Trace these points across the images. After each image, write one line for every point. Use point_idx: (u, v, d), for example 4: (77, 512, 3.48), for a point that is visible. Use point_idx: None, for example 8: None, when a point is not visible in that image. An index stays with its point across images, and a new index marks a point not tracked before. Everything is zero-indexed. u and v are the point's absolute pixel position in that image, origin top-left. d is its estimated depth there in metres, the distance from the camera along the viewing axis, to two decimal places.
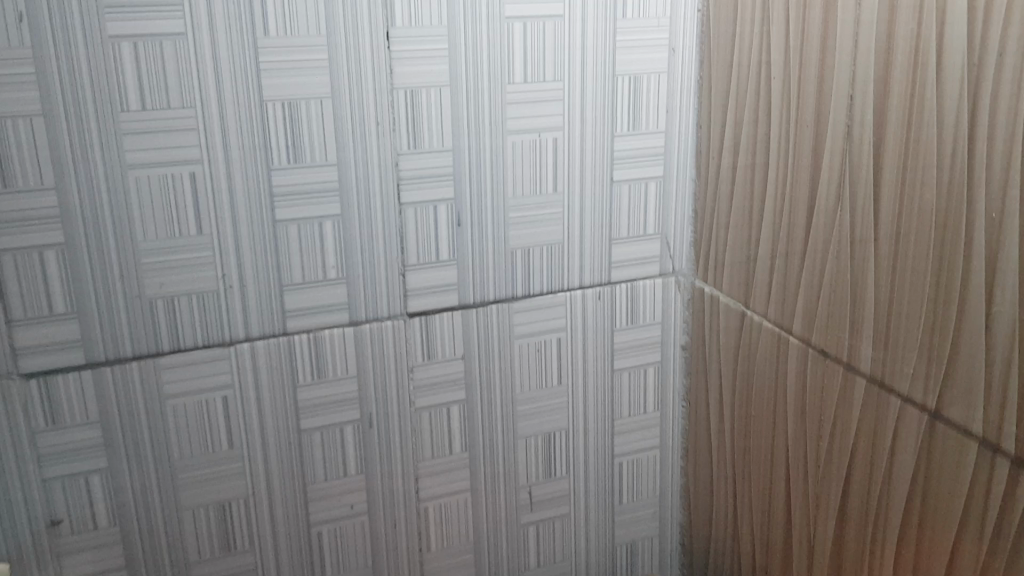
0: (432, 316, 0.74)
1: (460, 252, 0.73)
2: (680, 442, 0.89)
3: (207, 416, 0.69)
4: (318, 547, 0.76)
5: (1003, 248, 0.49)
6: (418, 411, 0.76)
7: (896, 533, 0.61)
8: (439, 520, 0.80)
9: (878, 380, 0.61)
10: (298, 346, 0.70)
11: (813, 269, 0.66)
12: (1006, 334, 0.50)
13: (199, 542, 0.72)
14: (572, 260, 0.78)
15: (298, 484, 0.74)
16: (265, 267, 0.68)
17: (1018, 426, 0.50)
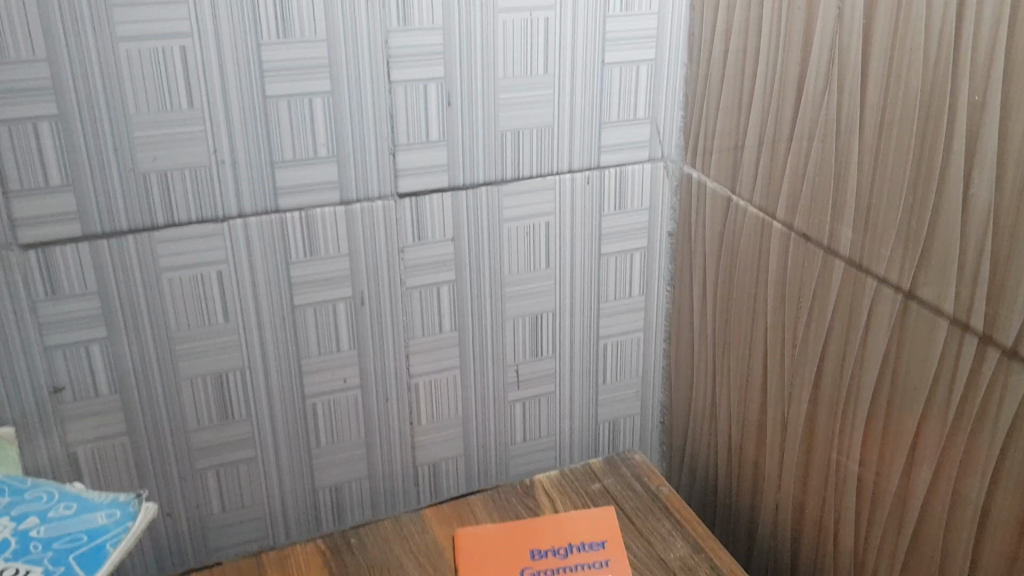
0: (422, 196, 0.75)
1: (450, 133, 0.74)
2: (665, 326, 0.92)
3: (203, 290, 0.71)
4: (313, 419, 0.79)
5: (983, 135, 0.50)
6: (408, 290, 0.78)
7: (865, 409, 0.64)
8: (429, 394, 0.83)
9: (856, 266, 0.62)
10: (290, 224, 0.71)
11: (798, 158, 0.66)
12: (981, 220, 0.51)
13: (197, 411, 0.75)
14: (562, 144, 0.78)
15: (293, 358, 0.76)
16: (257, 144, 0.68)
17: (987, 309, 0.52)
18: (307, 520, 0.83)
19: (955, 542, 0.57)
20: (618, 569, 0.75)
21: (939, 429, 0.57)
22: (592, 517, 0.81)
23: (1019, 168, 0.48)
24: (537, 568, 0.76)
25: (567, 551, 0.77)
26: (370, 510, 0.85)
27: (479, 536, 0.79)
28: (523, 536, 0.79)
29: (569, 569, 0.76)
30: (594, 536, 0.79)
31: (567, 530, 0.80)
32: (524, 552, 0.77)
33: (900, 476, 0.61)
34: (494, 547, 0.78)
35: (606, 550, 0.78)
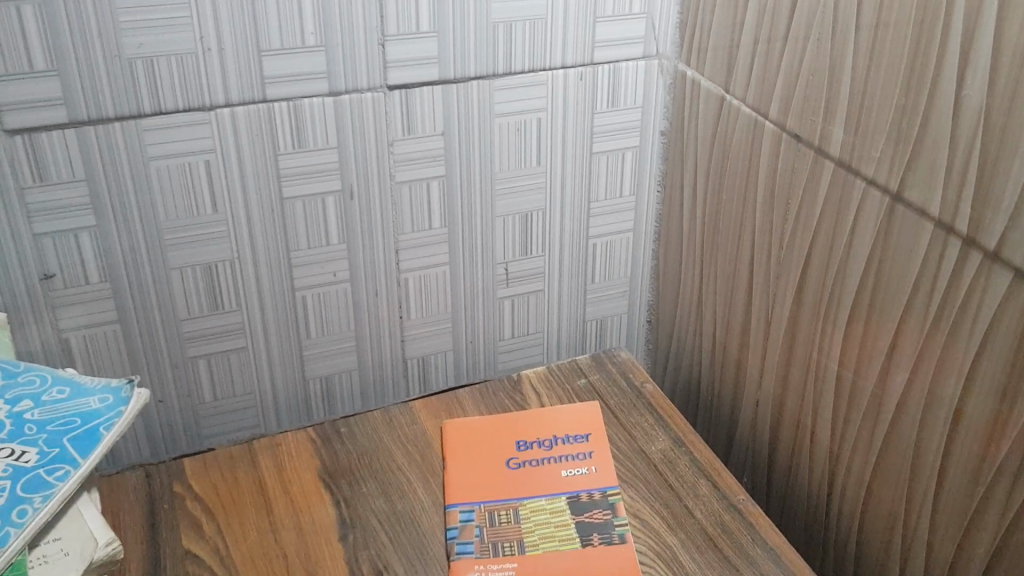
0: (413, 89, 0.74)
1: (441, 23, 0.73)
2: (654, 226, 0.92)
3: (192, 180, 0.71)
4: (303, 310, 0.80)
5: (979, 36, 0.49)
6: (398, 185, 0.78)
7: (847, 310, 0.65)
8: (419, 289, 0.84)
9: (845, 167, 0.62)
10: (278, 114, 0.71)
11: (793, 57, 0.66)
12: (971, 122, 0.51)
13: (187, 300, 0.75)
14: (555, 38, 0.77)
15: (282, 250, 0.76)
16: (244, 31, 0.67)
17: (972, 211, 0.52)
18: (297, 410, 0.84)
19: (928, 438, 0.59)
20: (601, 461, 0.78)
21: (919, 329, 0.58)
22: (578, 412, 0.83)
23: (1011, 68, 0.48)
24: (522, 459, 0.78)
25: (552, 444, 0.79)
26: (360, 401, 0.87)
27: (466, 429, 0.81)
28: (509, 430, 0.81)
29: (553, 460, 0.78)
30: (579, 430, 0.81)
31: (553, 425, 0.81)
32: (510, 444, 0.79)
33: (878, 375, 0.63)
34: (481, 439, 0.80)
35: (589, 443, 0.79)
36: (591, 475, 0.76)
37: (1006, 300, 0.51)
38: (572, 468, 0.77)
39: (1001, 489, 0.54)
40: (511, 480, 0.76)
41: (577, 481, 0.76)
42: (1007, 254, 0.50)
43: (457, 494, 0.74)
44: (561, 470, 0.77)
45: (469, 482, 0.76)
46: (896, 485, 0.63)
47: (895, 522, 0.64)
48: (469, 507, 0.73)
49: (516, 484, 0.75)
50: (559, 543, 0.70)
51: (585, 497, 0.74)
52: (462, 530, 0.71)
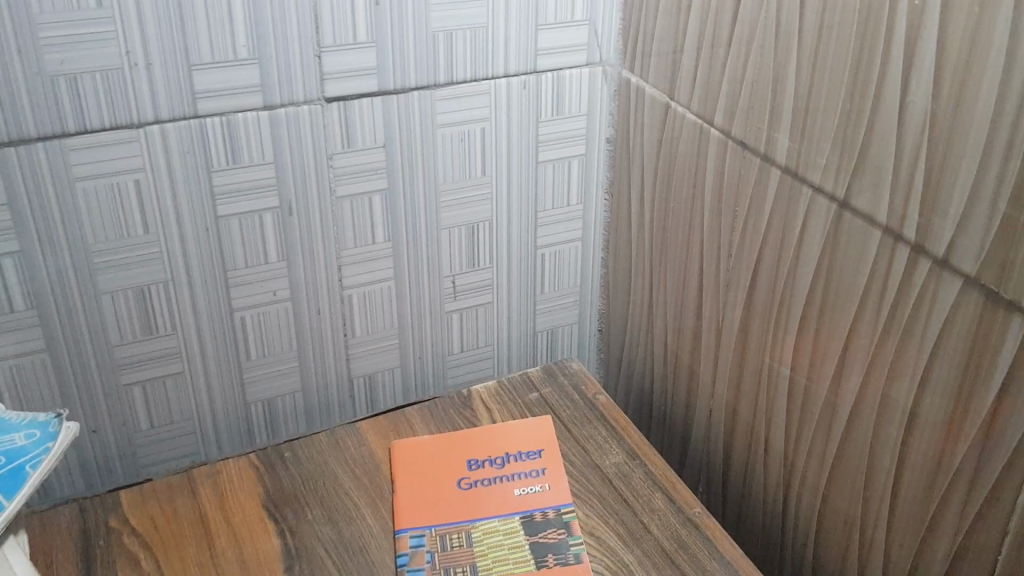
0: (351, 101, 0.72)
1: (379, 33, 0.70)
2: (603, 234, 0.91)
3: (120, 200, 0.68)
4: (242, 332, 0.77)
5: (922, 40, 0.49)
6: (339, 200, 0.76)
7: (798, 318, 0.64)
8: (363, 306, 0.81)
9: (792, 174, 0.61)
10: (211, 130, 0.68)
11: (737, 63, 0.65)
12: (917, 128, 0.50)
13: (119, 325, 0.72)
14: (497, 47, 0.76)
15: (218, 270, 0.74)
16: (171, 45, 0.64)
17: (920, 217, 0.51)
18: (239, 434, 0.82)
19: (882, 447, 0.58)
20: (555, 478, 0.76)
21: (869, 337, 0.57)
22: (530, 426, 0.81)
23: (956, 72, 0.47)
24: (475, 478, 0.76)
25: (505, 462, 0.77)
26: (305, 423, 0.84)
27: (416, 449, 0.79)
28: (461, 448, 0.79)
29: (506, 478, 0.76)
30: (532, 446, 0.79)
31: (505, 440, 0.80)
32: (462, 463, 0.77)
33: (831, 383, 0.62)
34: (432, 459, 0.78)
35: (543, 459, 0.78)
36: (545, 492, 0.74)
37: (957, 306, 0.50)
38: (526, 486, 0.75)
39: (956, 498, 0.53)
40: (463, 500, 0.74)
41: (531, 499, 0.74)
42: (956, 261, 0.49)
43: (407, 517, 0.72)
44: (515, 488, 0.75)
45: (420, 505, 0.73)
46: (852, 494, 0.62)
47: (851, 532, 0.63)
48: (420, 532, 0.71)
49: (469, 505, 0.73)
50: (513, 566, 0.68)
51: (539, 516, 0.72)
52: (413, 556, 0.69)
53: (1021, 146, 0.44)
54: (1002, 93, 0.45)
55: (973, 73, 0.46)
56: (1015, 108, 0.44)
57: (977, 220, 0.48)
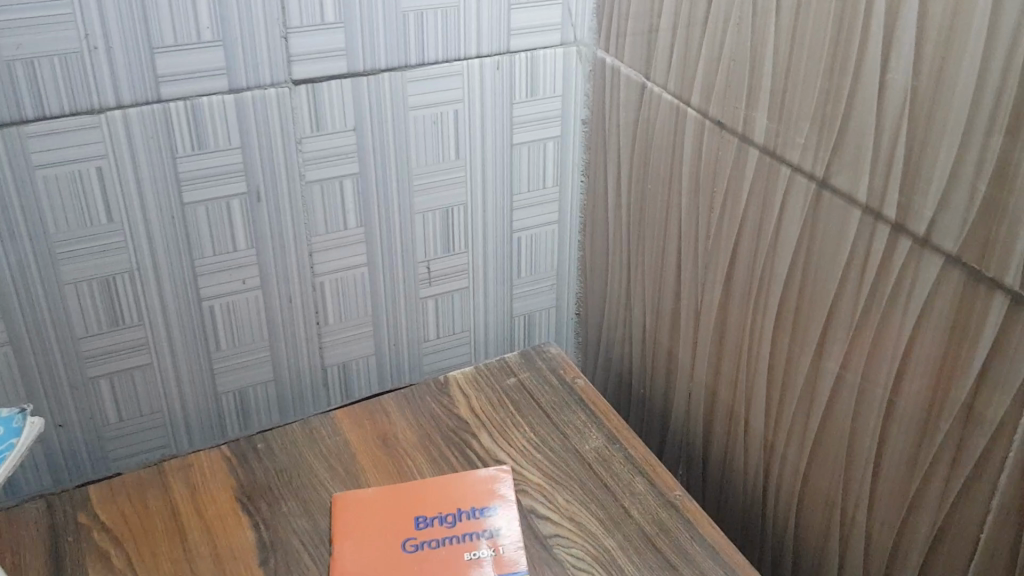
0: (320, 84, 0.70)
1: (347, 14, 0.69)
2: (579, 217, 0.89)
3: (82, 188, 0.66)
4: (212, 321, 0.75)
5: (902, 15, 0.48)
6: (309, 185, 0.74)
7: (777, 300, 0.63)
8: (336, 293, 0.80)
9: (770, 154, 0.60)
10: (175, 115, 0.66)
11: (713, 41, 0.63)
12: (897, 105, 0.49)
13: (85, 317, 0.70)
14: (469, 27, 0.74)
15: (185, 258, 0.72)
16: (132, 27, 0.62)
17: (900, 196, 0.50)
18: (211, 425, 0.80)
19: (862, 427, 0.58)
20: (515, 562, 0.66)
21: (849, 318, 0.56)
22: (480, 477, 0.74)
23: (937, 48, 0.46)
24: (422, 539, 0.68)
25: (456, 520, 0.69)
26: (278, 413, 0.83)
27: (356, 501, 0.71)
28: (407, 499, 0.72)
29: (459, 539, 0.68)
30: (484, 502, 0.71)
31: (454, 491, 0.72)
32: (408, 519, 0.70)
33: (811, 365, 0.61)
34: (376, 513, 0.70)
35: (502, 538, 0.68)
36: (503, 558, 0.66)
37: (938, 286, 0.49)
38: (480, 549, 0.67)
39: (937, 479, 0.52)
40: (414, 558, 0.66)
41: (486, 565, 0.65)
42: (938, 240, 0.48)
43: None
44: (468, 552, 0.67)
45: (365, 567, 0.66)
46: (833, 476, 0.62)
47: (832, 513, 0.63)
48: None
49: (419, 562, 0.66)
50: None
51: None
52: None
53: (1003, 122, 0.43)
54: (983, 69, 0.44)
55: (954, 48, 0.45)
56: (997, 84, 0.43)
57: (958, 198, 0.47)
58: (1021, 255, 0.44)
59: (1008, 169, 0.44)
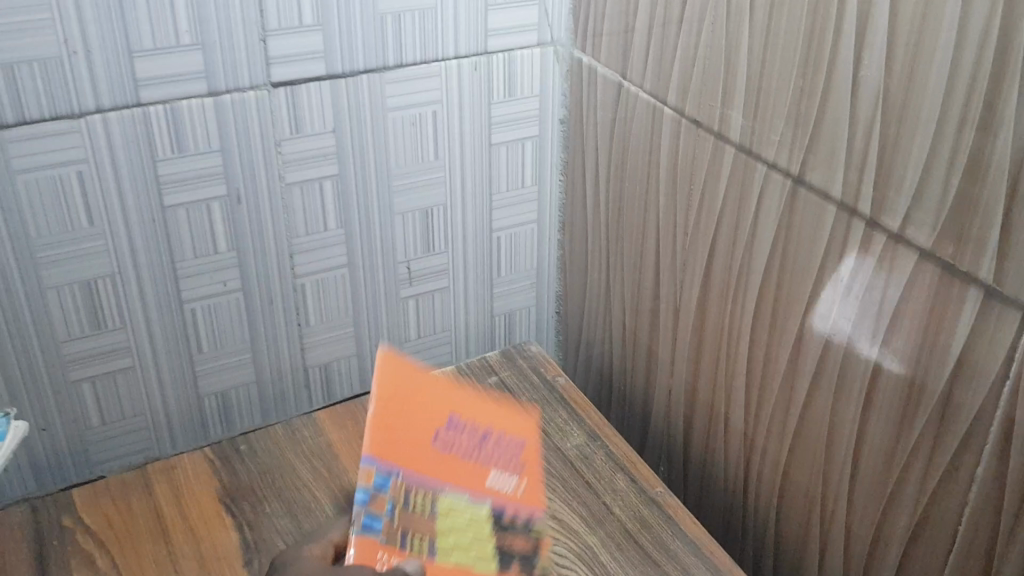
0: (299, 86, 0.70)
1: (325, 15, 0.69)
2: (558, 216, 0.90)
3: (63, 192, 0.65)
4: (193, 324, 0.75)
5: (874, 14, 0.49)
6: (289, 187, 0.74)
7: (755, 296, 0.64)
8: (317, 294, 0.80)
9: (745, 151, 0.61)
10: (154, 118, 0.66)
11: (689, 41, 0.64)
12: (870, 102, 0.50)
13: (66, 321, 0.70)
14: (447, 28, 0.74)
15: (167, 261, 0.72)
16: (111, 30, 0.62)
17: (874, 192, 0.51)
18: (193, 429, 0.80)
19: (840, 422, 0.58)
20: (529, 501, 0.65)
21: (825, 313, 0.57)
22: (517, 420, 0.67)
23: (908, 47, 0.47)
24: (452, 433, 0.63)
25: (487, 437, 0.65)
26: (260, 416, 0.83)
27: (401, 366, 0.62)
28: (446, 395, 0.64)
29: (483, 458, 0.64)
30: (519, 438, 0.66)
31: (493, 413, 0.66)
32: (444, 412, 0.63)
33: (789, 360, 0.62)
34: (410, 388, 0.62)
35: (522, 474, 0.65)
36: (517, 496, 0.64)
37: (912, 281, 0.50)
38: (500, 476, 0.64)
39: (912, 473, 0.53)
40: (434, 466, 0.62)
41: (500, 497, 0.64)
42: (911, 235, 0.49)
43: (376, 447, 0.60)
44: (488, 475, 0.64)
45: (384, 435, 0.61)
46: (811, 469, 0.62)
47: (811, 507, 0.63)
48: (388, 470, 0.60)
49: (437, 471, 0.62)
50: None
51: (507, 518, 0.64)
52: (384, 526, 0.60)
53: (974, 118, 0.44)
54: (954, 66, 0.45)
55: (924, 47, 0.46)
56: (968, 80, 0.44)
57: (931, 193, 0.48)
58: (995, 249, 0.45)
59: (980, 163, 0.44)
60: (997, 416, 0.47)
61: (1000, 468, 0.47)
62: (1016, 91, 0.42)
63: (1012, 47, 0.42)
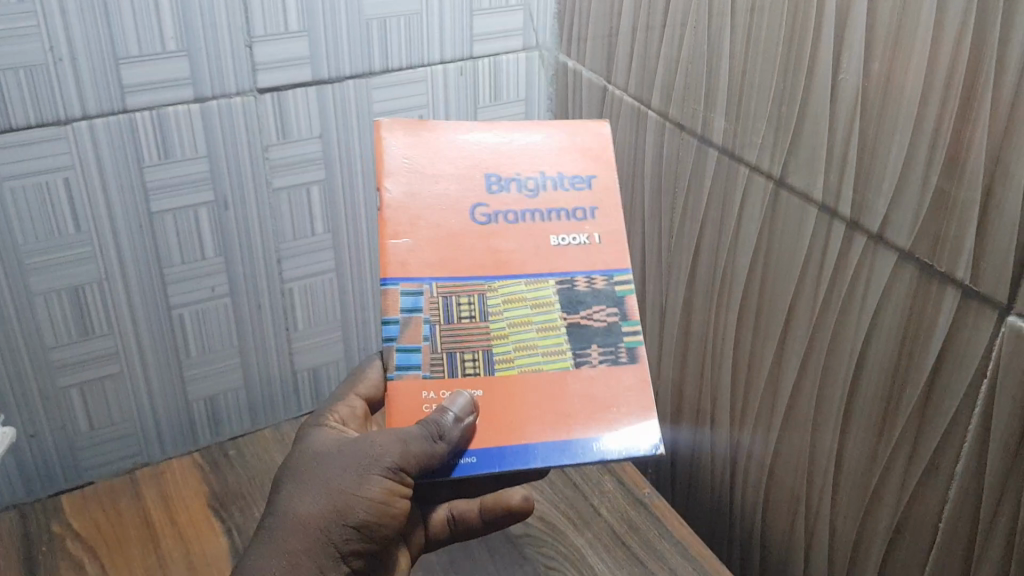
0: (285, 92, 0.71)
1: (311, 21, 0.69)
2: None
3: (50, 199, 0.66)
4: (181, 329, 0.75)
5: (852, 18, 0.49)
6: (276, 193, 0.74)
7: (739, 296, 0.64)
8: (305, 298, 0.80)
9: (728, 154, 0.62)
10: (141, 125, 0.66)
11: (671, 45, 0.65)
12: (849, 105, 0.51)
13: (54, 328, 0.70)
14: (432, 33, 0.75)
15: (154, 267, 0.72)
16: (96, 37, 0.63)
17: (854, 194, 0.52)
18: (182, 434, 0.80)
19: (824, 422, 0.59)
20: (607, 262, 0.54)
21: (808, 314, 0.58)
22: (574, 135, 0.57)
23: (885, 51, 0.48)
24: (496, 207, 0.54)
25: (541, 187, 0.55)
26: (249, 421, 0.83)
27: (414, 134, 0.55)
28: (476, 150, 0.55)
29: (542, 217, 0.55)
30: (582, 169, 0.56)
31: (543, 152, 0.56)
32: (480, 181, 0.55)
33: (773, 361, 0.62)
34: (427, 164, 0.54)
35: (596, 223, 0.55)
36: (592, 249, 0.54)
37: (893, 282, 0.51)
38: (567, 236, 0.55)
39: (895, 472, 0.53)
40: (475, 251, 0.53)
41: (568, 262, 0.54)
42: (891, 236, 0.50)
43: (395, 264, 0.52)
44: (550, 238, 0.54)
45: (406, 229, 0.53)
46: (796, 469, 0.63)
47: (796, 507, 0.64)
48: (416, 288, 0.52)
49: (481, 269, 0.53)
50: (542, 358, 0.53)
51: (581, 283, 0.54)
52: (423, 360, 0.52)
53: (950, 121, 0.45)
54: (930, 68, 0.45)
55: (902, 50, 0.47)
56: (943, 82, 0.45)
57: (909, 195, 0.48)
58: (971, 249, 0.45)
59: (956, 165, 0.45)
60: (975, 414, 0.47)
61: (979, 466, 0.48)
62: (990, 93, 0.43)
63: (986, 49, 0.42)
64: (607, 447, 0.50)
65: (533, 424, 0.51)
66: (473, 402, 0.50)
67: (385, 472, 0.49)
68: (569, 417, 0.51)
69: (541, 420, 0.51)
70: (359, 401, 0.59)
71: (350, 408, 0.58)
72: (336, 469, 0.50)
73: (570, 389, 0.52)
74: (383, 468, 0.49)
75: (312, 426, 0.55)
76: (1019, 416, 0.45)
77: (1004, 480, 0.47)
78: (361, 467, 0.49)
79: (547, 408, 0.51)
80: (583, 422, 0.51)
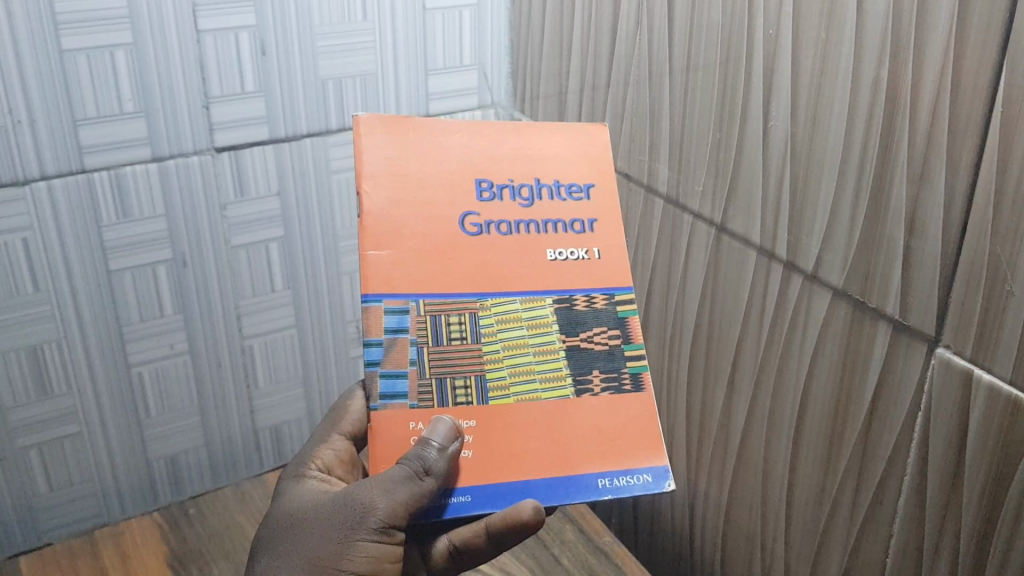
0: (242, 150, 0.72)
1: (266, 82, 0.71)
2: None
3: (10, 258, 0.66)
4: (141, 388, 0.76)
5: (778, 65, 0.52)
6: (235, 250, 0.75)
7: (689, 341, 0.66)
8: (266, 355, 0.81)
9: (673, 203, 0.63)
10: (99, 185, 0.68)
11: (616, 98, 0.67)
12: (780, 149, 0.53)
13: (12, 386, 0.70)
14: (387, 93, 0.77)
15: (113, 325, 0.72)
16: (55, 101, 0.64)
17: (789, 237, 0.54)
18: (141, 494, 0.79)
19: (774, 461, 0.59)
20: (607, 281, 0.52)
21: (754, 353, 0.59)
22: (573, 138, 0.54)
23: (809, 97, 0.50)
24: (488, 216, 0.51)
25: (536, 196, 0.52)
26: (210, 478, 0.83)
27: (394, 134, 0.51)
28: (461, 154, 0.52)
29: (538, 228, 0.52)
30: (580, 176, 0.53)
31: (533, 155, 0.53)
32: (470, 188, 0.51)
33: (723, 401, 0.63)
34: (405, 162, 0.51)
35: (594, 237, 0.52)
36: (587, 266, 0.52)
37: (829, 317, 0.52)
38: (564, 250, 0.52)
39: (843, 504, 0.54)
40: (462, 264, 0.50)
41: (564, 279, 0.51)
42: (825, 275, 0.51)
43: (377, 279, 0.49)
44: (545, 252, 0.52)
45: (389, 240, 0.50)
46: (751, 511, 0.63)
47: (753, 549, 0.64)
48: (401, 306, 0.49)
49: (467, 284, 0.50)
50: (539, 385, 0.50)
51: (581, 304, 0.51)
52: (411, 390, 0.49)
53: (872, 163, 0.47)
54: (850, 112, 0.47)
55: (825, 95, 0.49)
56: (863, 125, 0.47)
57: (839, 234, 0.50)
58: (898, 284, 0.47)
59: (880, 204, 0.47)
60: (912, 447, 0.48)
61: (919, 499, 0.49)
62: (906, 134, 0.45)
63: (900, 94, 0.45)
64: (615, 481, 0.48)
65: (536, 461, 0.49)
66: (456, 428, 0.48)
67: (373, 535, 0.47)
68: (569, 452, 0.49)
69: (542, 456, 0.49)
70: (343, 442, 0.57)
71: (335, 452, 0.56)
72: (322, 530, 0.48)
73: (567, 423, 0.50)
74: (369, 531, 0.47)
75: (293, 480, 0.53)
76: (953, 446, 0.46)
77: (942, 512, 0.48)
78: (347, 532, 0.47)
79: (552, 445, 0.49)
80: (599, 457, 0.49)
